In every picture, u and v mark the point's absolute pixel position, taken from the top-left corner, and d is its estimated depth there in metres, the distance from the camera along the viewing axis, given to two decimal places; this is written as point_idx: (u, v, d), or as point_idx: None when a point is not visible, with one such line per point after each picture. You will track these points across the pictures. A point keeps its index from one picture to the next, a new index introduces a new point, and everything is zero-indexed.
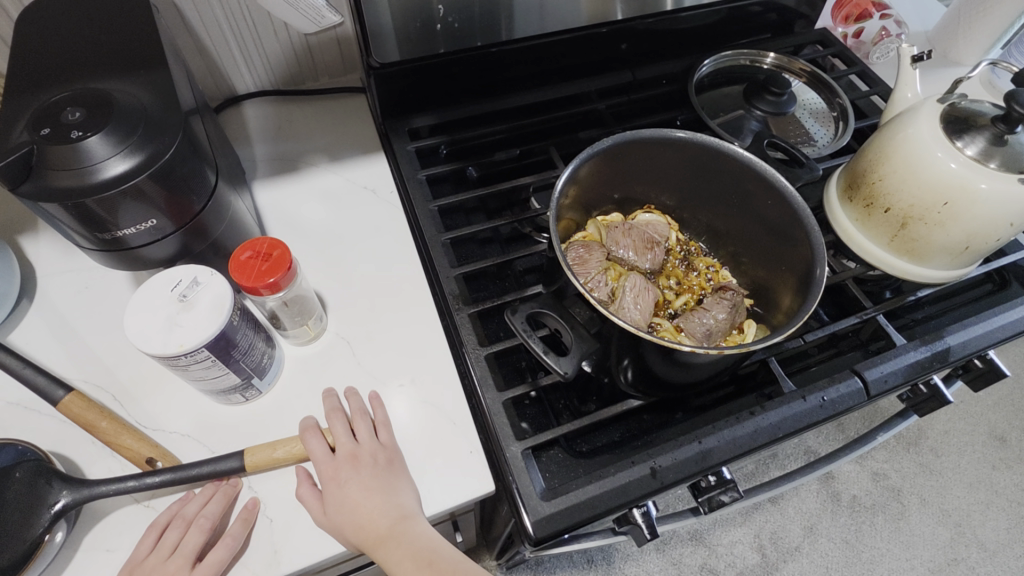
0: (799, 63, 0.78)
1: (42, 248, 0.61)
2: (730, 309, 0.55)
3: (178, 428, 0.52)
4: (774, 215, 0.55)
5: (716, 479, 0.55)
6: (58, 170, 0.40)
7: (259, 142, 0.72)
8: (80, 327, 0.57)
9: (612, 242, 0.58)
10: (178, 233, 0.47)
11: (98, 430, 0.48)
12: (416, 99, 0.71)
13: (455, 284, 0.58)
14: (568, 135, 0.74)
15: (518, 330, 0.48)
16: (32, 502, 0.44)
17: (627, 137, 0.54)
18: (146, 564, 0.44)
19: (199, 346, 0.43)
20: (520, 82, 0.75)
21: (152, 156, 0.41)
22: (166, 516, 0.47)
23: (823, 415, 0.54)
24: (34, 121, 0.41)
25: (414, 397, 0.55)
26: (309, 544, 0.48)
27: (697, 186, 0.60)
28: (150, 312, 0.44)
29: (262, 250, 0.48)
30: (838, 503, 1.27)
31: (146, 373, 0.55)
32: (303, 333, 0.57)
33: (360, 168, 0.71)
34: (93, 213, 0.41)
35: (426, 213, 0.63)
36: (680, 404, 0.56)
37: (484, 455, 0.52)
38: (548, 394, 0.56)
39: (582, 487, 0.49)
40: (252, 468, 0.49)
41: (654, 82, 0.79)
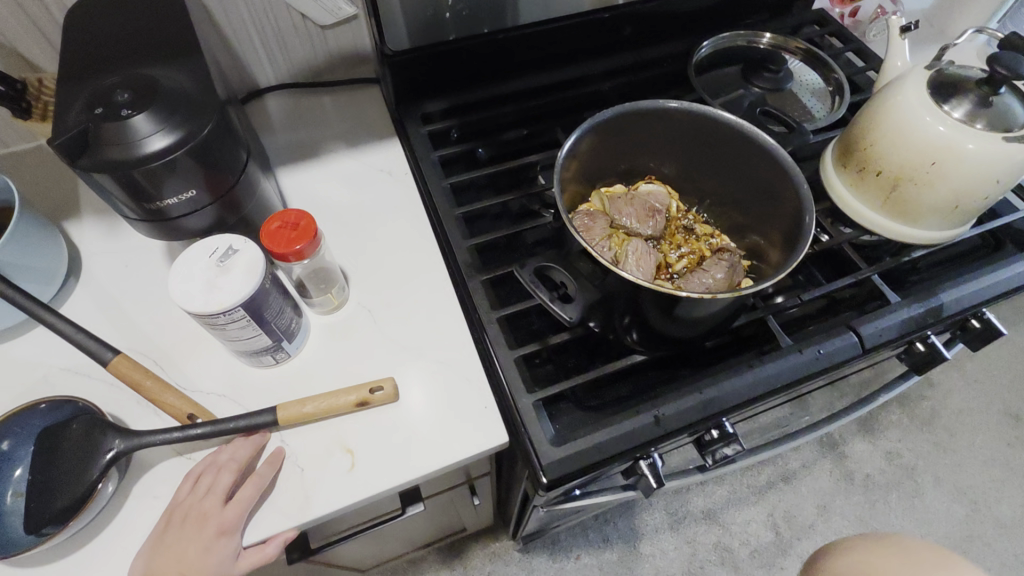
0: (796, 42, 0.81)
1: (87, 231, 0.66)
2: (728, 270, 0.58)
3: (213, 388, 0.57)
4: (765, 179, 0.58)
5: (719, 433, 0.58)
6: (110, 145, 0.44)
7: (281, 130, 0.77)
8: (123, 301, 0.62)
9: (616, 212, 0.61)
10: (213, 205, 0.51)
11: (144, 388, 0.53)
12: (428, 85, 0.75)
13: (468, 254, 0.62)
14: (574, 117, 0.78)
15: (526, 282, 0.52)
16: (86, 451, 0.49)
17: (626, 109, 0.57)
18: (186, 506, 0.49)
19: (236, 304, 0.47)
20: (526, 68, 0.79)
21: (192, 134, 0.46)
22: (202, 465, 0.51)
23: (819, 366, 0.57)
24: (88, 102, 0.46)
25: (430, 359, 0.59)
26: (339, 491, 0.52)
27: (695, 155, 0.63)
28: (189, 274, 0.48)
29: (290, 219, 0.52)
30: (851, 482, 1.28)
31: (184, 341, 0.59)
32: (328, 301, 0.61)
33: (377, 152, 0.75)
34: (140, 184, 0.45)
35: (439, 189, 0.68)
36: (682, 361, 0.60)
37: (499, 410, 0.56)
38: (557, 355, 0.60)
39: (591, 434, 0.52)
40: (284, 422, 0.53)
41: (654, 64, 0.82)
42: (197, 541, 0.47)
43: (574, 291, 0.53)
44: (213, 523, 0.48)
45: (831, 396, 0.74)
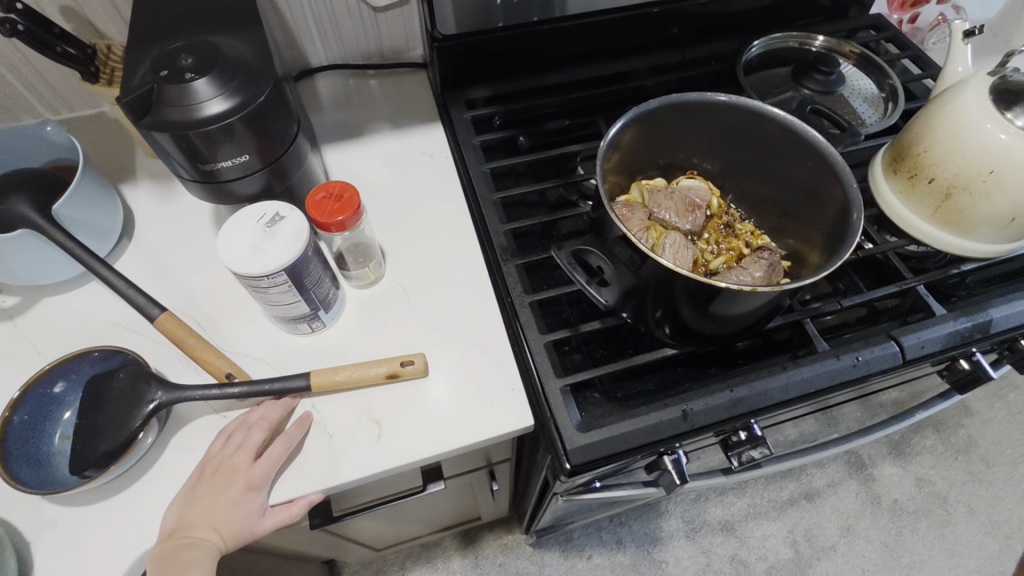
0: (850, 45, 0.79)
1: (141, 195, 0.69)
2: (767, 268, 0.56)
3: (253, 352, 0.58)
4: (811, 178, 0.56)
5: (746, 435, 0.58)
6: (171, 106, 0.46)
7: (329, 110, 0.79)
8: (171, 262, 0.64)
9: (655, 204, 0.61)
10: (263, 172, 0.53)
11: (187, 346, 0.55)
12: (473, 72, 0.76)
13: (504, 238, 0.62)
14: (619, 111, 0.77)
15: (563, 264, 0.53)
16: (130, 401, 0.51)
17: (671, 101, 0.56)
18: (217, 460, 0.50)
19: (279, 268, 0.49)
20: (572, 60, 0.79)
21: (247, 100, 0.47)
22: (234, 423, 0.53)
23: (856, 373, 0.55)
24: (155, 64, 0.48)
25: (460, 339, 0.60)
26: (365, 459, 0.53)
27: (739, 152, 0.62)
28: (236, 237, 0.50)
29: (334, 191, 0.54)
30: (878, 506, 1.24)
31: (226, 305, 0.61)
32: (364, 275, 0.62)
33: (420, 135, 0.76)
34: (196, 146, 0.47)
35: (479, 173, 0.68)
36: (713, 359, 0.59)
37: (525, 393, 0.56)
38: (586, 344, 0.59)
39: (617, 423, 0.52)
40: (317, 388, 0.54)
41: (702, 62, 0.81)
42: (226, 494, 0.49)
43: (608, 274, 0.53)
44: (241, 479, 0.49)
45: (862, 412, 0.72)
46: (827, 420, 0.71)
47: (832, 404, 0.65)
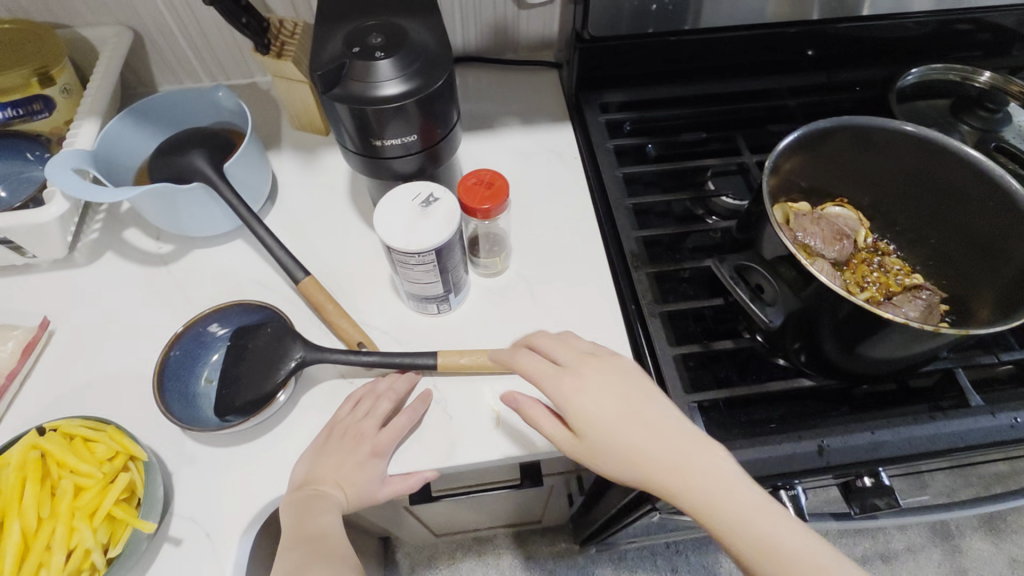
0: (1019, 85, 0.73)
1: (285, 163, 0.72)
2: (923, 309, 0.54)
3: (381, 325, 0.60)
4: (995, 222, 0.53)
5: (873, 482, 0.55)
6: (356, 81, 0.49)
7: (462, 100, 0.80)
8: (309, 230, 0.67)
9: (800, 227, 0.58)
10: (420, 153, 0.54)
11: (326, 311, 0.58)
12: (611, 76, 0.75)
13: (636, 244, 0.62)
14: (756, 128, 0.75)
15: (724, 277, 0.52)
16: (274, 355, 0.53)
17: (846, 124, 0.54)
18: (345, 423, 0.52)
19: (431, 248, 0.50)
20: (711, 73, 0.77)
21: (424, 85, 0.49)
22: (361, 391, 0.54)
23: (1012, 435, 0.51)
24: (347, 39, 0.50)
25: (581, 340, 0.59)
26: (483, 445, 0.53)
27: (903, 185, 0.58)
28: (394, 212, 0.51)
29: (485, 178, 0.55)
30: None
31: (357, 276, 0.63)
32: (493, 264, 0.63)
33: (548, 133, 0.77)
34: (370, 122, 0.49)
35: (612, 177, 0.68)
36: (847, 398, 0.56)
37: (644, 403, 0.55)
38: (708, 364, 0.57)
39: (747, 447, 0.50)
40: (443, 369, 0.55)
41: (847, 87, 0.78)
42: (353, 456, 0.50)
43: (773, 293, 0.52)
44: (368, 444, 0.50)
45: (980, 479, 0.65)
46: (917, 480, 0.65)
47: (926, 470, 0.59)
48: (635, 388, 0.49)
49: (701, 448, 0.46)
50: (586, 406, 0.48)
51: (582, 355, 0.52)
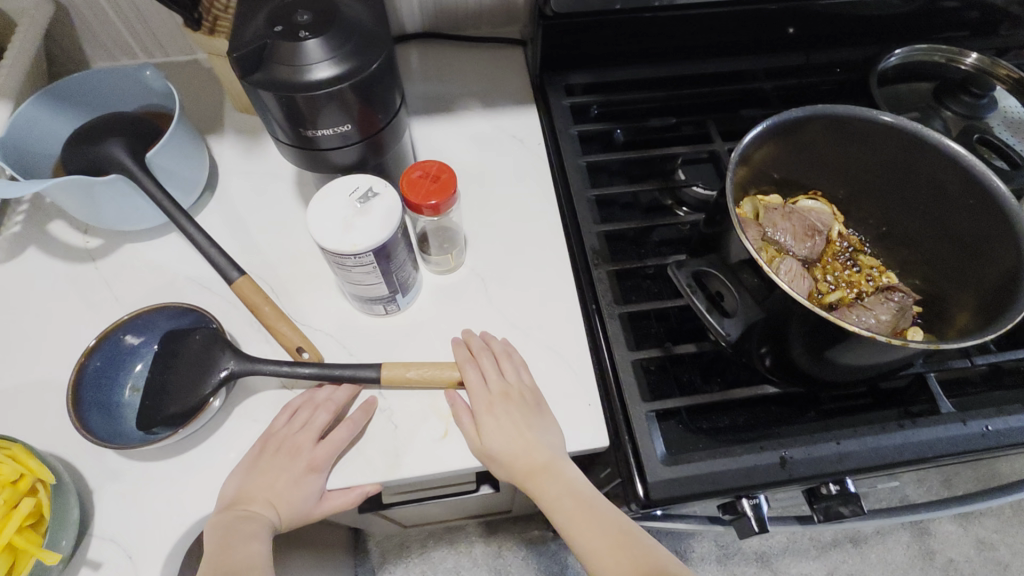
0: (1005, 68, 0.70)
1: (226, 148, 0.67)
2: (896, 312, 0.51)
3: (325, 327, 0.57)
4: (974, 222, 0.50)
5: (838, 490, 0.52)
6: (281, 64, 0.44)
7: (420, 80, 0.75)
8: (250, 223, 0.62)
9: (770, 223, 0.55)
10: (361, 143, 0.50)
11: (261, 313, 0.53)
12: (578, 56, 0.70)
13: (597, 241, 0.58)
14: (729, 113, 0.71)
15: (682, 286, 0.51)
16: (204, 363, 0.49)
17: (822, 113, 0.50)
18: (280, 437, 0.49)
19: (369, 249, 0.46)
20: (683, 53, 0.72)
21: (360, 67, 0.44)
22: (299, 400, 0.51)
23: (983, 444, 0.49)
24: (270, 17, 0.45)
25: (538, 342, 0.56)
26: (431, 457, 0.50)
27: (880, 178, 0.55)
28: (329, 209, 0.47)
29: (432, 171, 0.50)
30: (930, 563, 1.15)
31: (301, 274, 0.59)
32: (445, 262, 0.59)
33: (511, 117, 0.72)
34: (301, 110, 0.44)
35: (574, 166, 0.64)
36: (813, 403, 0.53)
37: (602, 410, 0.53)
38: (672, 366, 0.55)
39: (706, 460, 0.47)
40: (387, 382, 0.51)
41: (826, 69, 0.74)
42: (288, 472, 0.47)
43: (737, 304, 0.50)
44: (304, 459, 0.48)
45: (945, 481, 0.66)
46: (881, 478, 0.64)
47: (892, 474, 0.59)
48: (542, 432, 0.50)
49: (593, 497, 0.49)
50: (496, 449, 0.49)
51: (503, 385, 0.51)
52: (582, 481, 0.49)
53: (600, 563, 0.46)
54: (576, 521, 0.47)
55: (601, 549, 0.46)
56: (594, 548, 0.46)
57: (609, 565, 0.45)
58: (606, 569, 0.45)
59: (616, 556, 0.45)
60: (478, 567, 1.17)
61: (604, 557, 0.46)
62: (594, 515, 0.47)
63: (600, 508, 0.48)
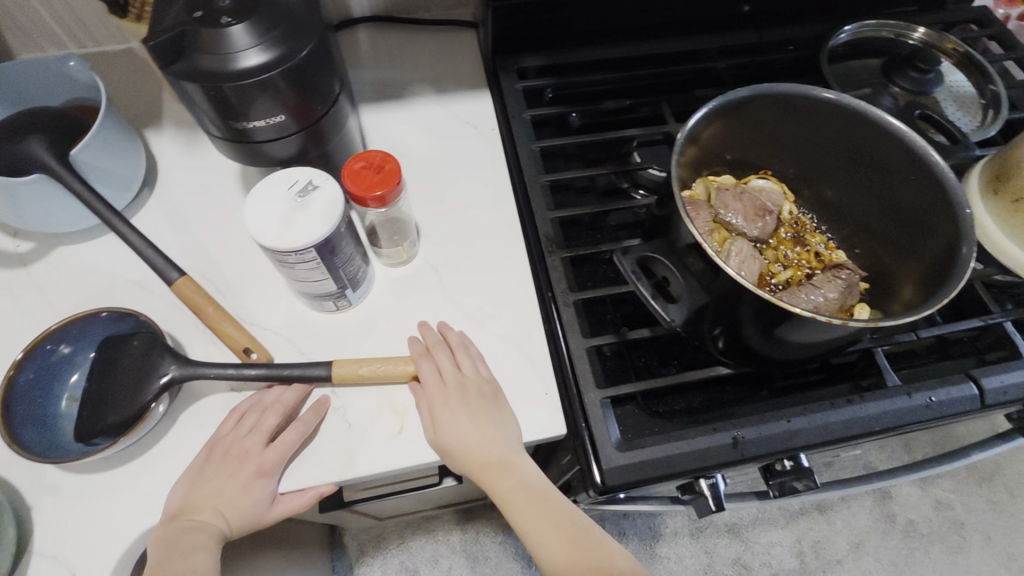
0: (952, 41, 0.70)
1: (165, 143, 0.64)
2: (843, 290, 0.51)
3: (274, 326, 0.55)
4: (916, 198, 0.50)
5: (792, 465, 0.53)
6: (204, 53, 0.41)
7: (368, 65, 0.72)
8: (192, 221, 0.60)
9: (721, 204, 0.55)
10: (299, 134, 0.48)
11: (204, 314, 0.51)
12: (529, 37, 0.69)
13: (551, 227, 0.57)
14: (683, 93, 0.71)
15: (628, 273, 0.49)
16: (145, 369, 0.48)
17: (765, 92, 0.50)
18: (228, 441, 0.48)
19: (309, 245, 0.44)
20: (636, 33, 0.71)
21: (290, 53, 0.42)
22: (247, 403, 0.50)
23: (927, 415, 0.50)
24: (189, 4, 0.43)
25: (494, 332, 0.55)
26: (386, 454, 0.49)
27: (826, 155, 0.55)
28: (266, 205, 0.45)
29: (375, 161, 0.49)
30: (892, 524, 1.19)
31: (248, 272, 0.57)
32: (397, 254, 0.58)
33: (464, 103, 0.70)
34: (229, 101, 0.42)
35: (527, 152, 0.63)
36: (766, 381, 0.54)
37: (559, 398, 0.52)
38: (628, 351, 0.55)
39: (660, 444, 0.48)
40: (338, 379, 0.50)
41: (779, 47, 0.73)
42: (237, 478, 0.47)
43: (681, 288, 0.49)
44: (253, 463, 0.47)
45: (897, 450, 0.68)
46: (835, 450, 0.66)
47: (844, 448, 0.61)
48: (497, 426, 0.49)
49: (546, 490, 0.50)
50: (450, 443, 0.49)
51: (459, 377, 0.50)
52: (535, 474, 0.50)
53: (550, 554, 0.47)
54: (528, 514, 0.48)
55: (551, 540, 0.47)
56: (545, 539, 0.47)
57: (557, 556, 0.46)
58: (553, 561, 0.46)
59: (566, 549, 0.46)
60: (455, 554, 1.17)
61: (553, 548, 0.47)
62: (545, 507, 0.48)
63: (552, 499, 0.49)
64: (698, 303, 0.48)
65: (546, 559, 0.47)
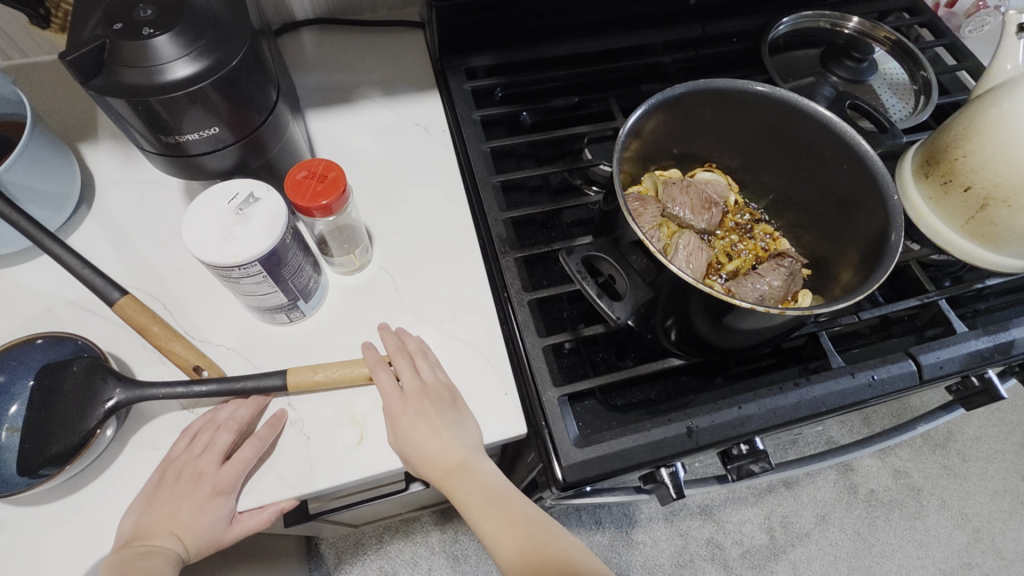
0: (884, 30, 0.73)
1: (101, 157, 0.62)
2: (786, 277, 0.53)
3: (225, 342, 0.54)
4: (849, 185, 0.52)
5: (748, 448, 0.54)
6: (127, 66, 0.40)
7: (313, 69, 0.71)
8: (135, 237, 0.58)
9: (668, 198, 0.56)
10: (237, 145, 0.47)
11: (150, 333, 0.49)
12: (475, 37, 0.68)
13: (503, 228, 0.57)
14: (630, 88, 0.71)
15: (573, 272, 0.50)
16: (88, 394, 0.46)
17: (702, 88, 0.51)
18: (181, 462, 0.46)
19: (253, 259, 0.43)
20: (582, 29, 0.71)
21: (219, 62, 0.41)
22: (200, 422, 0.48)
23: (870, 393, 0.52)
24: (107, 16, 0.41)
25: (451, 335, 0.55)
26: (345, 466, 0.49)
27: (766, 147, 0.57)
28: (206, 220, 0.44)
29: (318, 170, 0.48)
30: (855, 496, 1.23)
31: (197, 288, 0.56)
32: (349, 262, 0.57)
33: (413, 105, 0.70)
34: (158, 115, 0.41)
35: (477, 153, 0.63)
36: (720, 368, 0.56)
37: (518, 398, 0.53)
38: (586, 346, 0.56)
39: (616, 437, 0.48)
40: (294, 387, 0.49)
41: (723, 39, 0.74)
42: (191, 500, 0.46)
43: (624, 286, 0.50)
44: (208, 483, 0.46)
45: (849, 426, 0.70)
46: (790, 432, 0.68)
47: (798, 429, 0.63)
48: (456, 431, 0.49)
49: (504, 490, 0.50)
50: (410, 451, 0.48)
51: (418, 383, 0.50)
52: (494, 475, 0.50)
53: (506, 554, 0.47)
54: (486, 515, 0.49)
55: (506, 540, 0.48)
56: (502, 539, 0.48)
57: (513, 556, 0.47)
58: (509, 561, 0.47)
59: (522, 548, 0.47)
60: (435, 554, 1.17)
61: (508, 548, 0.47)
62: (502, 507, 0.49)
63: (509, 499, 0.50)
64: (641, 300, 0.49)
65: (502, 558, 0.47)
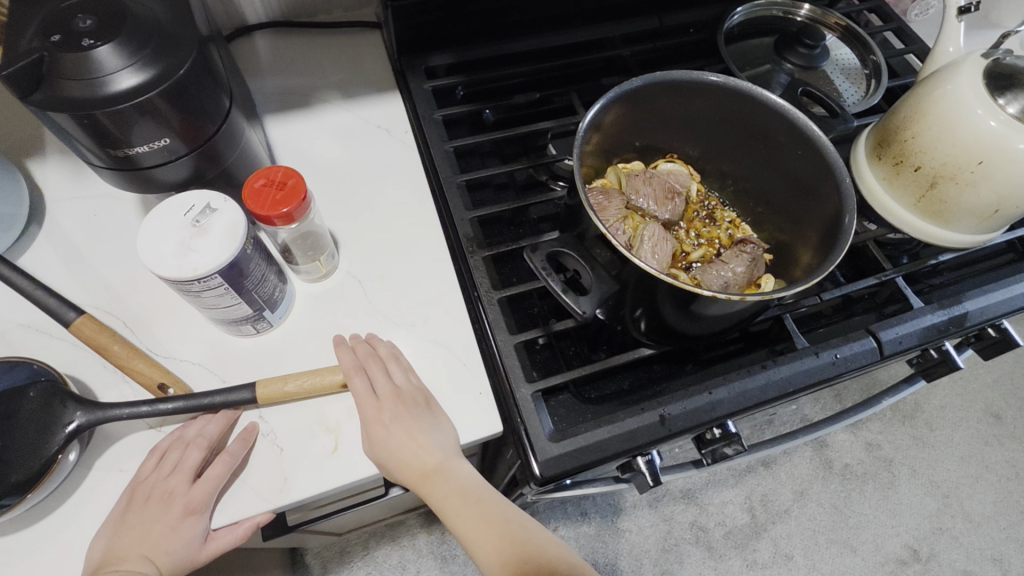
0: (834, 17, 0.75)
1: (50, 173, 0.60)
2: (749, 262, 0.54)
3: (190, 357, 0.53)
4: (804, 170, 0.54)
5: (721, 432, 0.54)
6: (68, 79, 0.38)
7: (270, 74, 0.70)
8: (90, 254, 0.56)
9: (632, 190, 0.56)
10: (190, 155, 0.46)
11: (110, 353, 0.48)
12: (433, 36, 0.68)
13: (470, 227, 0.57)
14: (591, 83, 0.72)
15: (538, 269, 0.51)
16: (46, 420, 0.45)
17: (657, 80, 0.52)
18: (150, 483, 0.46)
19: (212, 271, 0.42)
20: (540, 24, 0.71)
21: (166, 72, 0.40)
22: (168, 440, 0.48)
23: (834, 371, 0.54)
24: (44, 27, 0.40)
25: (422, 337, 0.55)
26: (321, 475, 0.48)
27: (723, 136, 0.58)
28: (162, 235, 0.43)
29: (276, 178, 0.47)
30: (830, 471, 1.26)
31: (158, 303, 0.54)
32: (315, 269, 0.56)
33: (374, 107, 0.69)
34: (104, 128, 0.40)
35: (441, 153, 0.62)
36: (691, 356, 0.57)
37: (492, 397, 0.53)
38: (558, 341, 0.57)
39: (591, 430, 0.49)
40: (264, 400, 0.49)
41: (680, 30, 0.75)
42: (161, 521, 0.45)
43: (589, 280, 0.51)
44: (180, 502, 0.45)
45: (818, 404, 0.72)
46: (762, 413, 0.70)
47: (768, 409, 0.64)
48: (432, 434, 0.49)
49: (480, 490, 0.50)
50: (386, 457, 0.48)
51: (392, 389, 0.49)
52: (470, 475, 0.51)
53: (485, 554, 0.47)
54: (463, 516, 0.49)
55: (484, 540, 0.48)
56: (480, 539, 0.48)
57: (491, 555, 0.47)
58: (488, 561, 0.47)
59: (499, 547, 0.47)
60: (423, 556, 1.17)
61: (486, 548, 0.47)
62: (479, 508, 0.49)
63: (485, 499, 0.50)
64: (606, 293, 0.50)
65: (480, 558, 0.48)
